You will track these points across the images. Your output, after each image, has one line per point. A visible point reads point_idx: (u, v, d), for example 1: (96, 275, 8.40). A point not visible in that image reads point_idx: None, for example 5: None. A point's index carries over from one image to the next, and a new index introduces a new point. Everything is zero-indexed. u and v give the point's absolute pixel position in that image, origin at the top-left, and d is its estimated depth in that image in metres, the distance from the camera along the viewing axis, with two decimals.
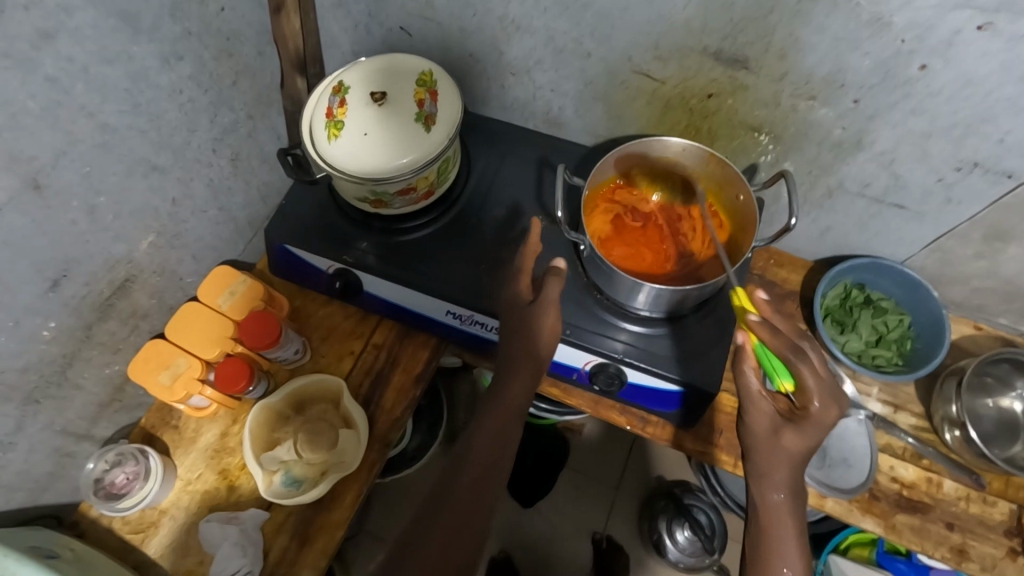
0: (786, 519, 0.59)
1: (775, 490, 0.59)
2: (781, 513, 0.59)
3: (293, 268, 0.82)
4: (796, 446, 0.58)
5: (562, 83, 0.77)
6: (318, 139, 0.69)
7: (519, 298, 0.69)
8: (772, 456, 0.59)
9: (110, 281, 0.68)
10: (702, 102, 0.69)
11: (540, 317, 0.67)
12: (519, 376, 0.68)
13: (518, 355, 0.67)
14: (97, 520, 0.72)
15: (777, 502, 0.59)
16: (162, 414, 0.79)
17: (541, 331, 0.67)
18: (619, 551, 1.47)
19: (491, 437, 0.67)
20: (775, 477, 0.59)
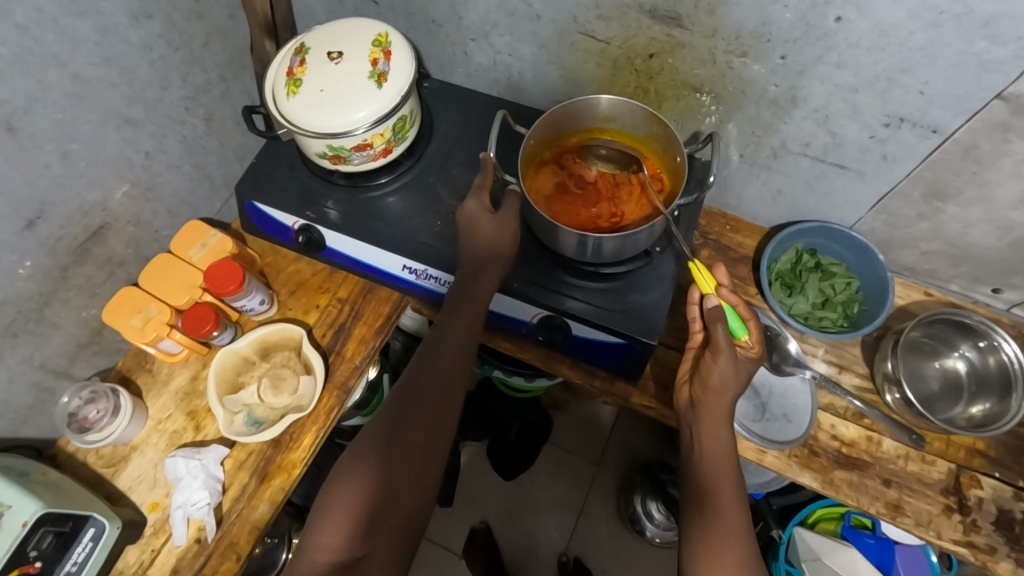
0: (728, 467, 0.63)
1: (715, 439, 0.64)
2: (724, 462, 0.63)
3: (264, 224, 0.86)
4: (734, 393, 0.65)
5: (518, 46, 0.80)
6: (279, 96, 0.73)
7: (479, 210, 0.74)
8: (717, 403, 0.65)
9: (85, 227, 0.73)
10: (646, 62, 0.72)
11: (497, 234, 0.73)
12: (481, 282, 0.72)
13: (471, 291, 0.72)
14: (74, 453, 0.78)
15: (718, 450, 0.64)
16: (138, 359, 0.83)
17: (492, 248, 0.72)
18: (597, 525, 1.50)
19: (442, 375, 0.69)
20: (718, 425, 0.65)
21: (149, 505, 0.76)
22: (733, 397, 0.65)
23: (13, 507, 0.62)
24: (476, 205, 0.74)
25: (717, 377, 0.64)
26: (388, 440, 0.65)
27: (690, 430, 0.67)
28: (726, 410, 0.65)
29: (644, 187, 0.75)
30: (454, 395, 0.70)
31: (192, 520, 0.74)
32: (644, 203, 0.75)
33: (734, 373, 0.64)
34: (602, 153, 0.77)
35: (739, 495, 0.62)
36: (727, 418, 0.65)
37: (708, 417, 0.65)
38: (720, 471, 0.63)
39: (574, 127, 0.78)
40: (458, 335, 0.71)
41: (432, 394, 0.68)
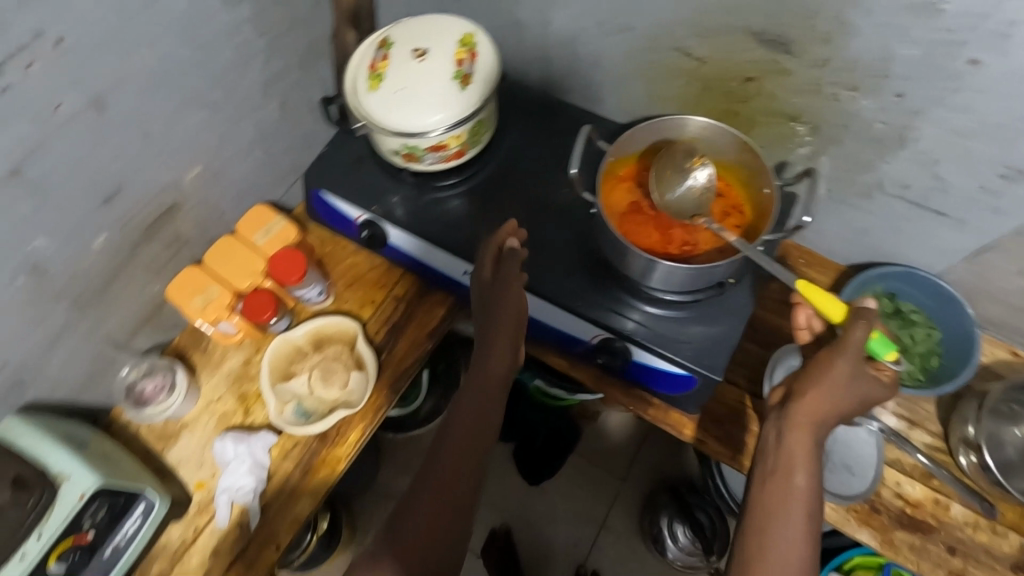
0: (807, 497, 0.54)
1: (799, 458, 0.55)
2: (804, 490, 0.54)
3: (328, 215, 0.86)
4: (835, 413, 0.57)
5: (603, 56, 0.77)
6: (359, 90, 0.72)
7: (484, 277, 0.69)
8: (811, 416, 0.56)
9: (157, 205, 0.73)
10: (742, 85, 0.68)
11: (506, 292, 0.67)
12: (496, 348, 0.67)
13: (503, 320, 0.67)
14: (126, 425, 0.79)
15: (800, 473, 0.54)
16: (194, 337, 0.84)
17: (506, 308, 0.67)
18: (617, 542, 1.48)
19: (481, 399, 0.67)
20: (802, 445, 0.56)
21: (194, 484, 0.77)
22: (832, 416, 0.56)
23: (71, 477, 0.64)
24: (488, 265, 0.70)
25: (824, 384, 0.57)
26: (401, 525, 0.62)
27: (772, 428, 0.58)
28: (818, 425, 0.56)
29: (723, 217, 0.72)
30: (468, 476, 0.65)
31: (235, 504, 0.75)
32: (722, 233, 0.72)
33: (834, 389, 0.56)
34: None
35: (809, 524, 0.53)
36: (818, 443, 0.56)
37: (797, 430, 0.56)
38: (791, 497, 0.54)
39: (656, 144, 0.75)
40: (472, 410, 0.66)
41: (468, 415, 0.66)
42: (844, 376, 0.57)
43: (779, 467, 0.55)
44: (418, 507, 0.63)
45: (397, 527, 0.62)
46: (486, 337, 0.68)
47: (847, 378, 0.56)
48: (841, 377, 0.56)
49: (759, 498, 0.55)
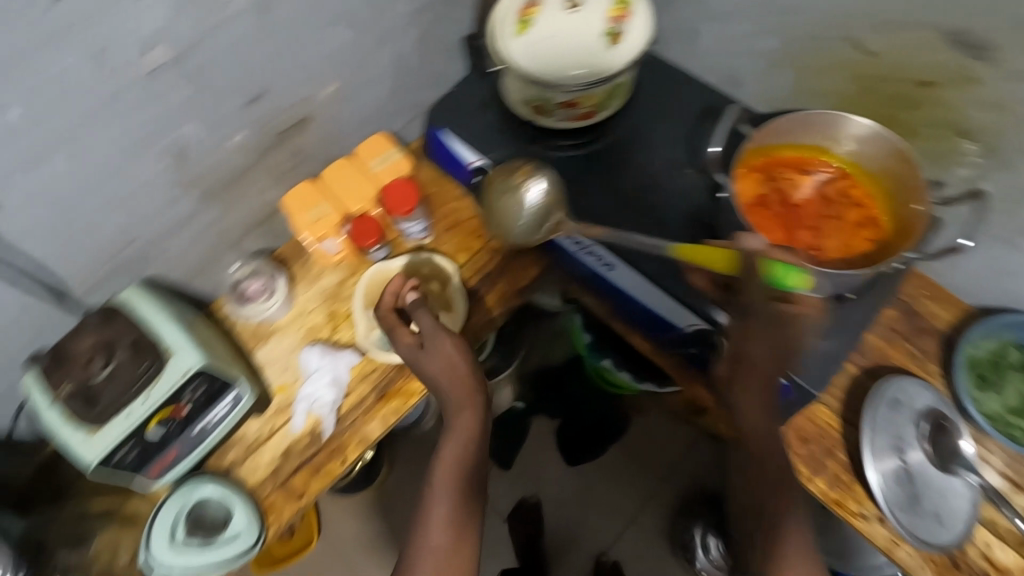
0: (784, 462, 0.66)
1: (750, 424, 0.67)
2: (766, 441, 0.67)
3: (442, 156, 0.87)
4: (759, 366, 0.65)
5: (760, 37, 0.73)
6: (503, 32, 0.71)
7: (408, 341, 0.71)
8: (733, 366, 0.67)
9: (292, 114, 0.76)
10: (913, 90, 0.63)
11: (444, 346, 0.71)
12: (467, 399, 0.68)
13: (453, 378, 0.70)
14: (225, 317, 0.83)
15: (762, 427, 0.67)
16: (297, 249, 0.87)
17: (451, 368, 0.70)
18: (645, 540, 1.46)
19: (455, 447, 0.67)
20: (751, 405, 0.66)
21: (277, 386, 0.81)
22: (763, 366, 0.66)
23: (178, 354, 0.67)
24: (402, 334, 0.72)
25: (754, 354, 0.65)
26: None
27: (731, 403, 0.69)
28: (764, 384, 0.66)
29: (857, 227, 0.69)
30: (462, 529, 0.63)
31: (312, 413, 0.78)
32: (852, 246, 0.68)
33: (769, 345, 0.65)
34: (819, 178, 0.71)
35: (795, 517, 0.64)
36: (762, 396, 0.67)
37: (747, 394, 0.66)
38: (771, 461, 0.66)
39: (799, 139, 0.71)
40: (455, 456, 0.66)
41: (445, 473, 0.65)
42: (769, 339, 0.64)
43: (753, 447, 0.67)
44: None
45: None
46: (449, 401, 0.69)
47: (751, 330, 0.64)
48: (781, 337, 0.64)
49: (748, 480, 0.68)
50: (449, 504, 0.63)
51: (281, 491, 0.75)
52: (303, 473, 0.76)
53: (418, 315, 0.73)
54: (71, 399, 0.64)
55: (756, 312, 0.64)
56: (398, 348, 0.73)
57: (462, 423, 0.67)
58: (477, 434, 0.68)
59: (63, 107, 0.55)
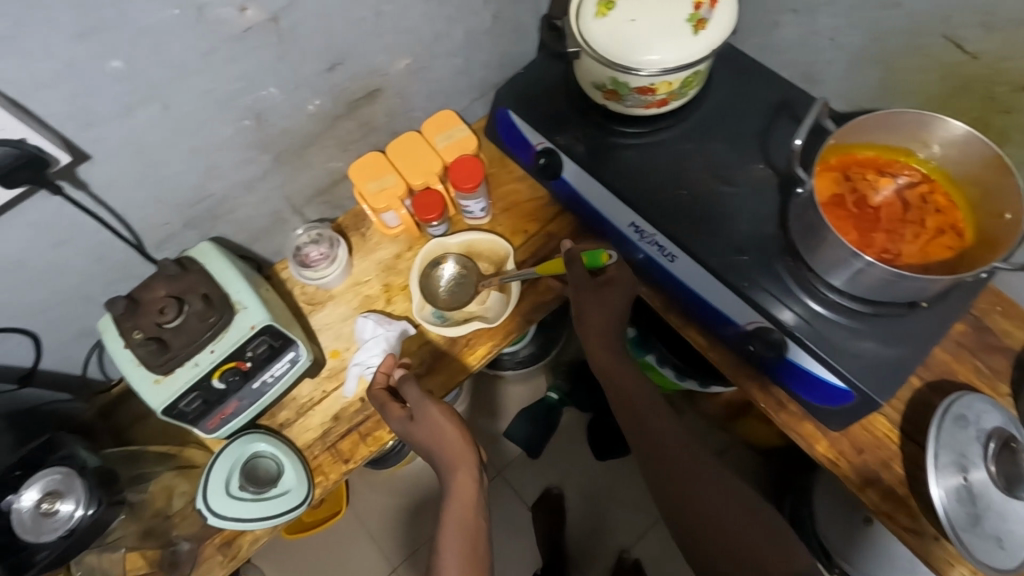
0: (681, 446, 0.70)
1: (630, 394, 0.73)
2: (671, 433, 0.71)
3: (507, 136, 0.87)
4: (615, 356, 0.75)
5: (847, 33, 0.71)
6: (585, 13, 0.71)
7: (396, 418, 0.69)
8: (601, 358, 0.75)
9: (365, 85, 0.77)
10: (1010, 93, 0.61)
11: (425, 433, 0.67)
12: (445, 523, 0.61)
13: (447, 445, 0.65)
14: (284, 280, 0.86)
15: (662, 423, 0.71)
16: (356, 220, 0.89)
17: (440, 435, 0.65)
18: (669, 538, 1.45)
19: (457, 513, 0.62)
20: (625, 379, 0.73)
21: (330, 351, 0.82)
22: (616, 354, 0.75)
23: (247, 309, 0.69)
24: (396, 409, 0.70)
25: (591, 318, 0.73)
26: None
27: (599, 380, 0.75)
28: (612, 357, 0.75)
29: (938, 234, 0.67)
30: None
31: (362, 379, 0.79)
32: (931, 251, 0.66)
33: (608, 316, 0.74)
34: (899, 181, 0.69)
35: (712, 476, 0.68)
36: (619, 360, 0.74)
37: (615, 377, 0.73)
38: (700, 470, 0.68)
39: (881, 140, 0.70)
40: (453, 528, 0.61)
41: (456, 538, 0.60)
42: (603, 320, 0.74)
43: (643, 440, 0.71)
44: None
45: None
46: (446, 468, 0.65)
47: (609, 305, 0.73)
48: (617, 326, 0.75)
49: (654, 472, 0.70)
50: (459, 566, 0.58)
51: (330, 453, 0.77)
52: (350, 439, 0.78)
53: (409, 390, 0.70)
54: (141, 346, 0.66)
55: (579, 286, 0.73)
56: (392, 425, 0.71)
57: (459, 492, 0.63)
58: (475, 504, 0.63)
59: (157, 63, 0.56)
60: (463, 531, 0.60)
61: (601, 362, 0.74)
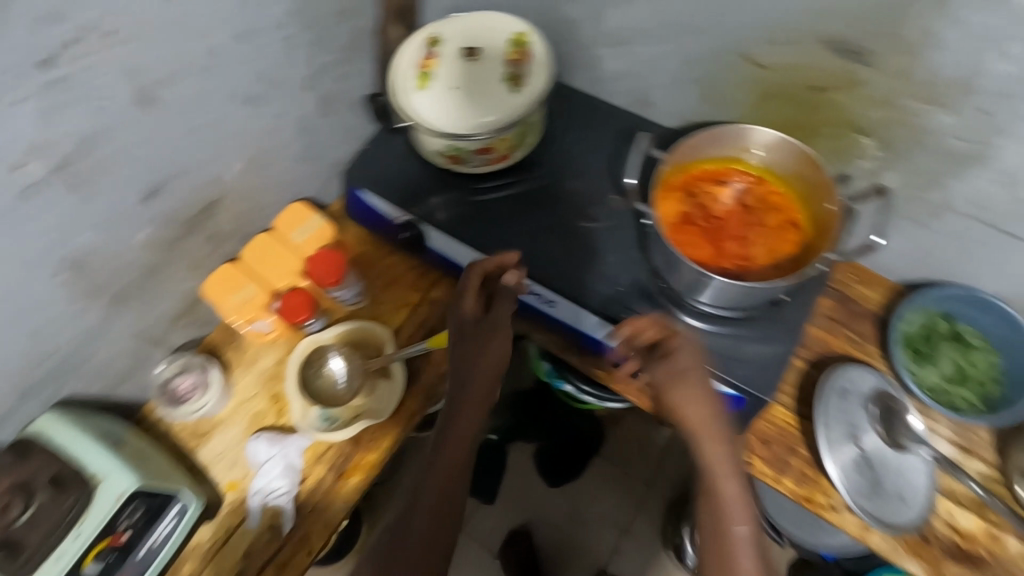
0: (758, 574, 0.55)
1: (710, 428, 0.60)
2: (746, 551, 0.55)
3: (366, 216, 0.83)
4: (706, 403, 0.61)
5: (660, 59, 0.74)
6: (407, 88, 0.70)
7: (466, 314, 0.68)
8: (683, 397, 0.61)
9: (198, 201, 0.72)
10: (807, 95, 0.65)
11: (483, 347, 0.68)
12: (450, 441, 0.66)
13: (487, 370, 0.67)
14: (160, 420, 0.78)
15: (741, 533, 0.56)
16: (227, 332, 0.83)
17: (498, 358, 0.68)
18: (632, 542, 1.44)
19: (441, 480, 0.65)
20: (699, 411, 0.60)
21: (227, 484, 0.76)
22: (700, 383, 0.61)
23: (108, 477, 0.63)
24: (472, 304, 0.68)
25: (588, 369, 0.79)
26: None
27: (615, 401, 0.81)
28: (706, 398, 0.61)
29: (781, 231, 0.70)
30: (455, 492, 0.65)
31: (267, 506, 0.74)
32: (777, 249, 0.70)
33: (700, 386, 0.61)
34: (738, 187, 0.73)
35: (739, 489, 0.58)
36: (718, 422, 0.60)
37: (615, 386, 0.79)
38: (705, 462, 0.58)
39: (713, 152, 0.73)
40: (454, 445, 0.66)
41: (445, 461, 0.66)
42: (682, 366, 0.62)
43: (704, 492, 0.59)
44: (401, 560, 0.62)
45: None
46: (456, 397, 0.67)
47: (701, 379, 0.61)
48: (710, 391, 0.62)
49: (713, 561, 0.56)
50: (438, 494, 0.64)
51: None
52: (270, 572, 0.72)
53: (507, 299, 0.69)
54: None
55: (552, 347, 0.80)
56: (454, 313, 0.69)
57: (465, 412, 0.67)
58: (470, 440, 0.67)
59: None
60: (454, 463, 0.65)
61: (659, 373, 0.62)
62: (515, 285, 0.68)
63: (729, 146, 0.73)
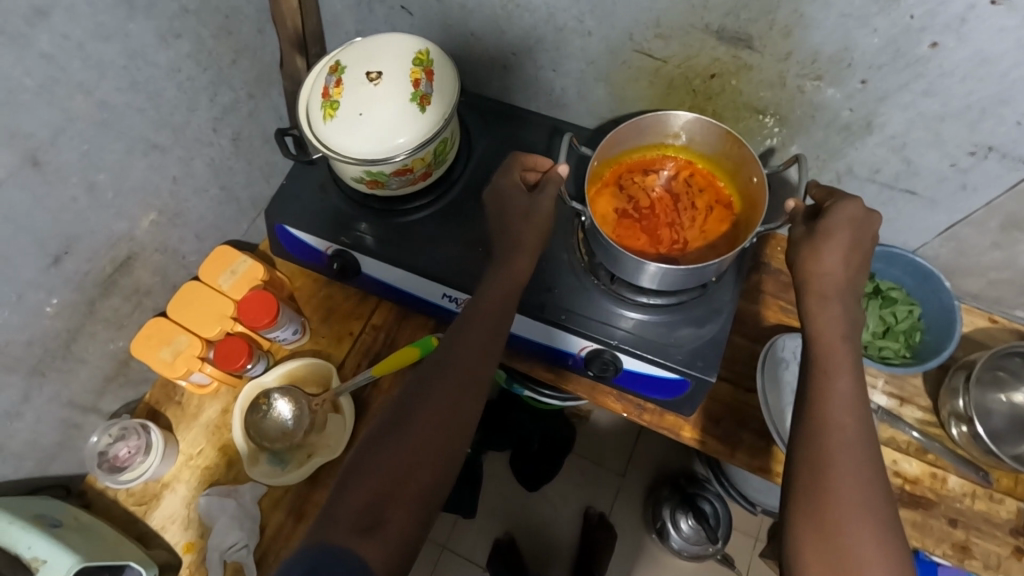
0: (855, 462, 0.50)
1: (835, 334, 0.57)
2: (843, 437, 0.51)
3: (295, 249, 0.81)
4: (841, 282, 0.58)
5: (564, 62, 0.75)
6: (314, 119, 0.69)
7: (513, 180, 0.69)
8: (821, 294, 0.58)
9: (111, 259, 0.69)
10: (706, 82, 0.68)
11: (532, 210, 0.67)
12: (496, 283, 0.66)
13: (523, 223, 0.67)
14: (103, 491, 0.75)
15: (845, 421, 0.52)
16: (166, 390, 0.80)
17: (532, 203, 0.68)
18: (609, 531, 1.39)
19: (451, 386, 0.61)
20: (832, 318, 0.58)
21: (183, 546, 0.73)
22: (841, 281, 0.58)
23: (48, 562, 0.60)
24: (516, 188, 0.68)
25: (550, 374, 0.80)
26: (399, 429, 0.58)
27: (591, 397, 0.80)
28: (833, 300, 0.58)
29: (709, 211, 0.72)
30: (473, 405, 0.61)
31: (228, 562, 0.72)
32: (708, 230, 0.71)
33: (845, 259, 0.58)
34: (665, 174, 0.73)
35: (853, 391, 0.54)
36: (836, 313, 0.58)
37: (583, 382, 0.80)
38: (833, 346, 0.56)
39: (641, 142, 0.73)
40: (475, 345, 0.63)
41: (482, 322, 0.64)
42: (828, 234, 0.58)
43: (813, 399, 0.54)
44: (432, 397, 0.60)
45: (411, 409, 0.60)
46: (506, 250, 0.68)
47: (853, 245, 0.58)
48: (860, 261, 0.59)
49: (802, 438, 0.53)
50: (480, 341, 0.63)
51: None
52: None
53: (550, 186, 0.67)
54: None
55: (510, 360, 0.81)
56: (504, 181, 0.69)
57: (486, 317, 0.64)
58: (491, 349, 0.63)
59: None
60: (485, 342, 0.63)
61: (803, 240, 0.60)
62: (556, 174, 0.67)
63: (654, 132, 0.72)
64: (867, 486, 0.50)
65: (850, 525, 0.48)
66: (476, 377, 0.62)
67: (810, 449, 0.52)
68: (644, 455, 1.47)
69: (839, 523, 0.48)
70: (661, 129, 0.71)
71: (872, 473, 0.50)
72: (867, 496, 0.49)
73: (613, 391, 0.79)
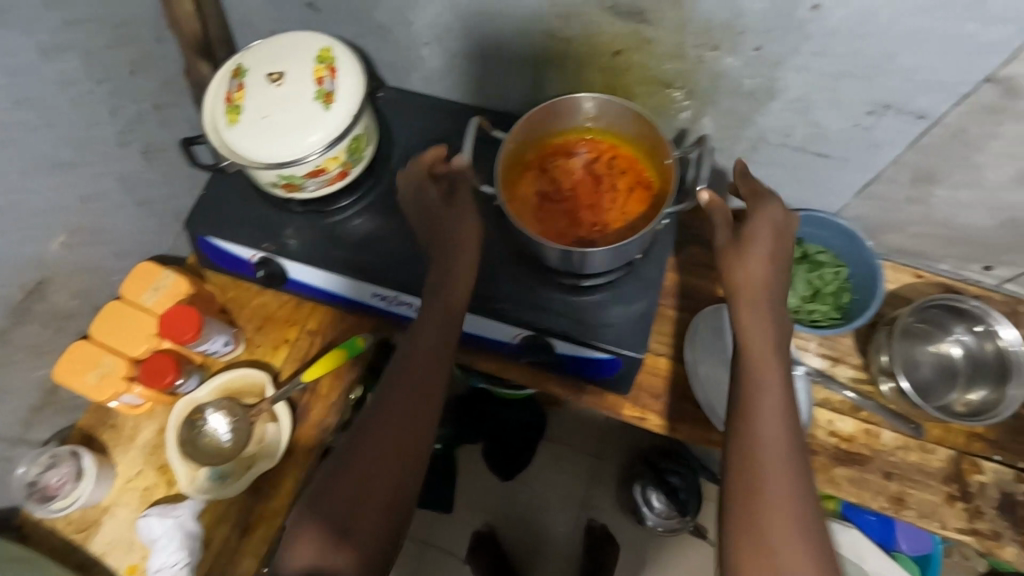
0: (782, 473, 0.52)
1: (767, 342, 0.57)
2: (772, 448, 0.53)
3: (220, 259, 0.80)
4: (769, 286, 0.59)
5: (475, 49, 0.74)
6: (218, 125, 0.67)
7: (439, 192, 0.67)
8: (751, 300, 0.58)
9: (21, 286, 0.67)
10: (612, 59, 0.67)
11: (461, 224, 0.66)
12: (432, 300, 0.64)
13: (456, 238, 0.66)
14: (40, 521, 0.73)
15: (774, 432, 0.54)
16: (100, 414, 0.78)
17: (457, 212, 0.67)
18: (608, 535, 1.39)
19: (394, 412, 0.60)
20: (761, 322, 0.58)
21: (126, 569, 0.72)
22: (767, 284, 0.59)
23: None
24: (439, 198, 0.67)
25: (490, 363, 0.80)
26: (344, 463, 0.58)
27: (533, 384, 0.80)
28: (764, 305, 0.58)
29: (631, 191, 0.71)
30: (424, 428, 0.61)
31: None
32: (629, 211, 0.71)
33: (768, 264, 0.59)
34: (586, 156, 0.73)
35: (783, 399, 0.55)
36: (766, 318, 0.58)
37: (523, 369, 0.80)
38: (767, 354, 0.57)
39: (559, 124, 0.73)
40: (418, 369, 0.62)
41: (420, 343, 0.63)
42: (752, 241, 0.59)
43: (744, 409, 0.55)
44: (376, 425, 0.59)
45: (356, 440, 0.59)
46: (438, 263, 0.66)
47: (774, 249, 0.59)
48: (783, 263, 0.60)
49: (736, 446, 0.54)
50: (421, 362, 0.62)
51: None
52: None
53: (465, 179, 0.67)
54: None
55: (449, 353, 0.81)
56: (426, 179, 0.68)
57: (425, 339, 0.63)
58: (434, 372, 0.62)
59: None
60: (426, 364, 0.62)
61: (729, 247, 0.60)
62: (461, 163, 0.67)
63: (571, 114, 0.71)
64: (793, 496, 0.52)
65: (778, 536, 0.50)
66: (423, 400, 0.61)
67: (740, 459, 0.53)
68: (619, 435, 1.47)
69: (767, 533, 0.51)
70: (576, 110, 0.70)
71: (797, 482, 0.52)
72: (792, 505, 0.51)
73: (553, 374, 0.79)
